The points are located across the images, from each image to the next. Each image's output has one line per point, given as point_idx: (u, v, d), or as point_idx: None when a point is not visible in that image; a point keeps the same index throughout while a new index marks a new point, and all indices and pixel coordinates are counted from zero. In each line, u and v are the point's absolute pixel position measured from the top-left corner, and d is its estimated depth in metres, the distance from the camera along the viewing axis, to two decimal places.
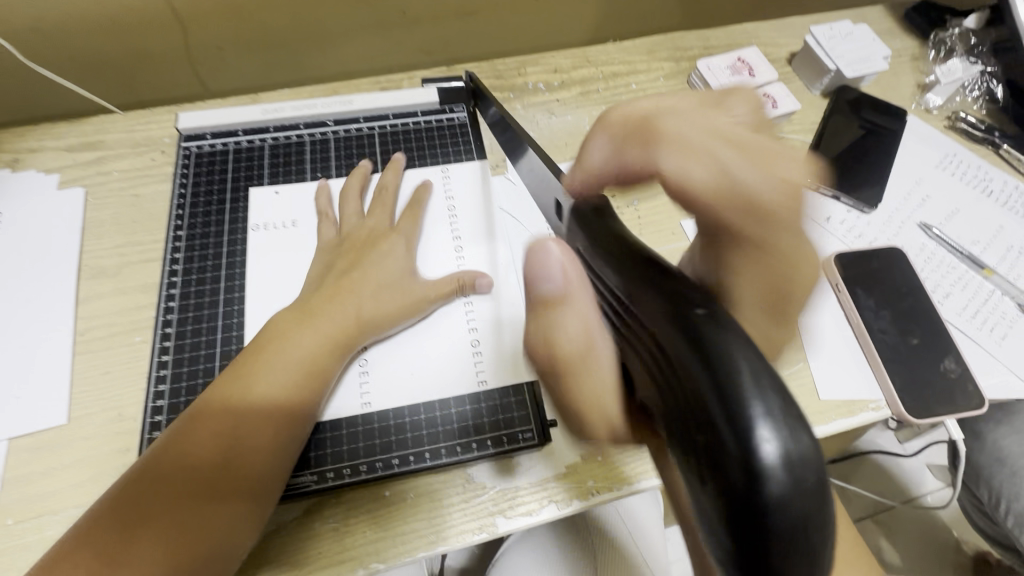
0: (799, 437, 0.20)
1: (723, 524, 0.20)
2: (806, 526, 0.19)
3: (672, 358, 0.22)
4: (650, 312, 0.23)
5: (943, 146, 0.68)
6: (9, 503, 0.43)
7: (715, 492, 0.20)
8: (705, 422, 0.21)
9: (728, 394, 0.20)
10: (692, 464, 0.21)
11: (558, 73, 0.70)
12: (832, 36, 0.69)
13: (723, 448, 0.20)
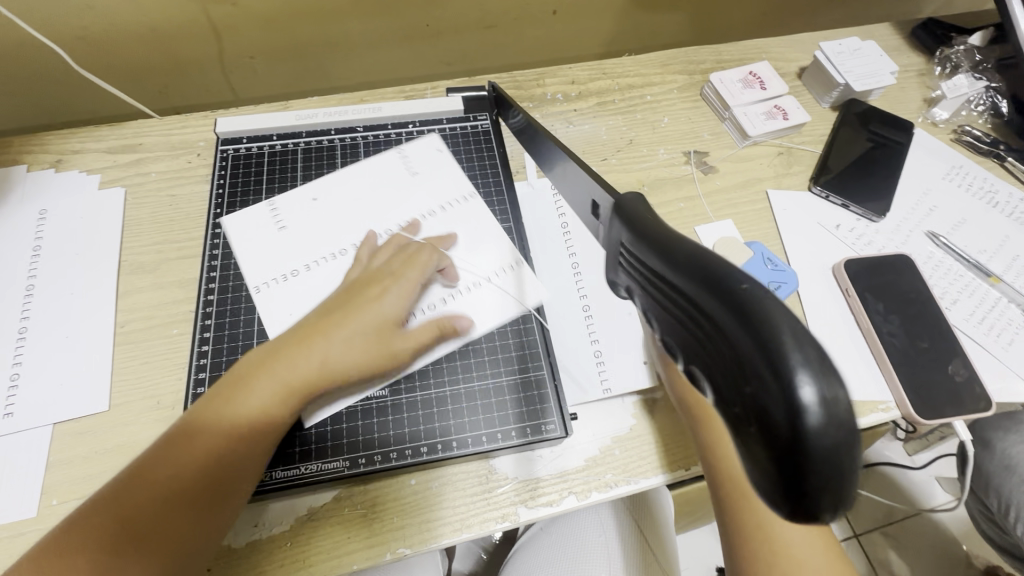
0: (839, 387, 0.16)
1: (769, 476, 0.17)
2: (843, 477, 0.17)
3: (698, 301, 0.19)
4: (668, 255, 0.21)
5: (949, 158, 0.70)
6: (55, 483, 0.45)
7: (757, 443, 0.17)
8: (743, 368, 0.17)
9: (768, 347, 0.16)
10: (734, 418, 0.18)
11: (575, 84, 0.72)
12: (841, 51, 0.72)
13: (764, 404, 0.16)
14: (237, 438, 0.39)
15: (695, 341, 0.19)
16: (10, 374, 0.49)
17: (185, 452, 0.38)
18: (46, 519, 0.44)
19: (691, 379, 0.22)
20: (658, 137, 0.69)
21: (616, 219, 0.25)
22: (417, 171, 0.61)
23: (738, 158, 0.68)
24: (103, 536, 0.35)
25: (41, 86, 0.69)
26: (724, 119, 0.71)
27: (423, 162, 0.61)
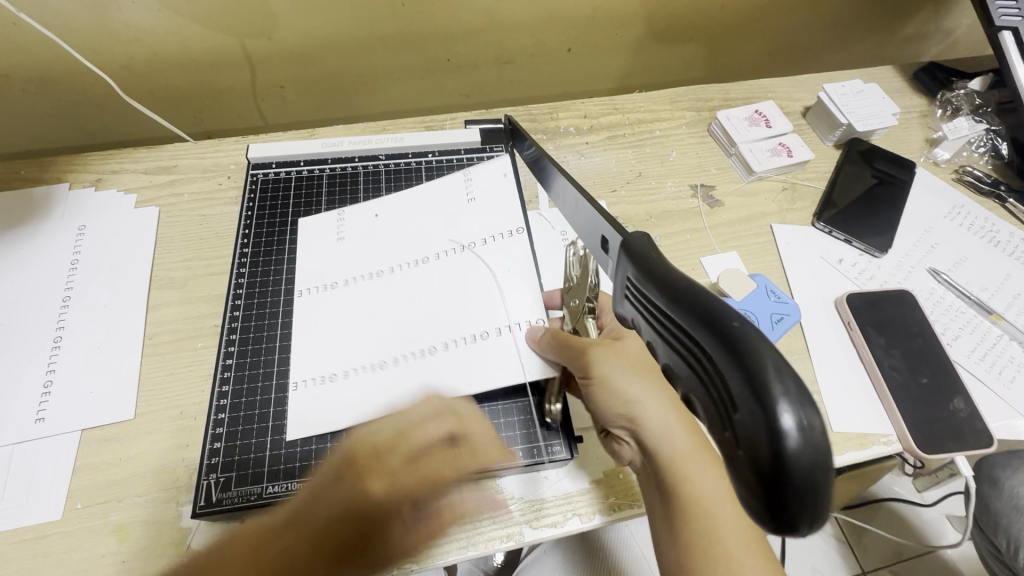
0: (814, 415, 0.18)
1: (752, 493, 0.19)
2: (820, 498, 0.18)
3: (689, 331, 0.21)
4: (667, 291, 0.23)
5: (951, 197, 0.72)
6: (81, 488, 0.47)
7: (744, 464, 0.19)
8: (733, 395, 0.19)
9: (753, 379, 0.19)
10: (723, 440, 0.20)
11: (587, 119, 0.76)
12: (844, 92, 0.74)
13: (750, 431, 0.18)
14: None
15: (694, 373, 0.21)
16: (43, 381, 0.51)
17: None
18: (69, 522, 0.46)
19: (685, 405, 0.24)
20: (666, 170, 0.72)
21: (621, 253, 0.28)
22: (474, 198, 0.59)
23: (743, 192, 0.71)
24: None
25: (85, 110, 0.74)
26: (730, 154, 0.74)
27: (484, 187, 0.60)
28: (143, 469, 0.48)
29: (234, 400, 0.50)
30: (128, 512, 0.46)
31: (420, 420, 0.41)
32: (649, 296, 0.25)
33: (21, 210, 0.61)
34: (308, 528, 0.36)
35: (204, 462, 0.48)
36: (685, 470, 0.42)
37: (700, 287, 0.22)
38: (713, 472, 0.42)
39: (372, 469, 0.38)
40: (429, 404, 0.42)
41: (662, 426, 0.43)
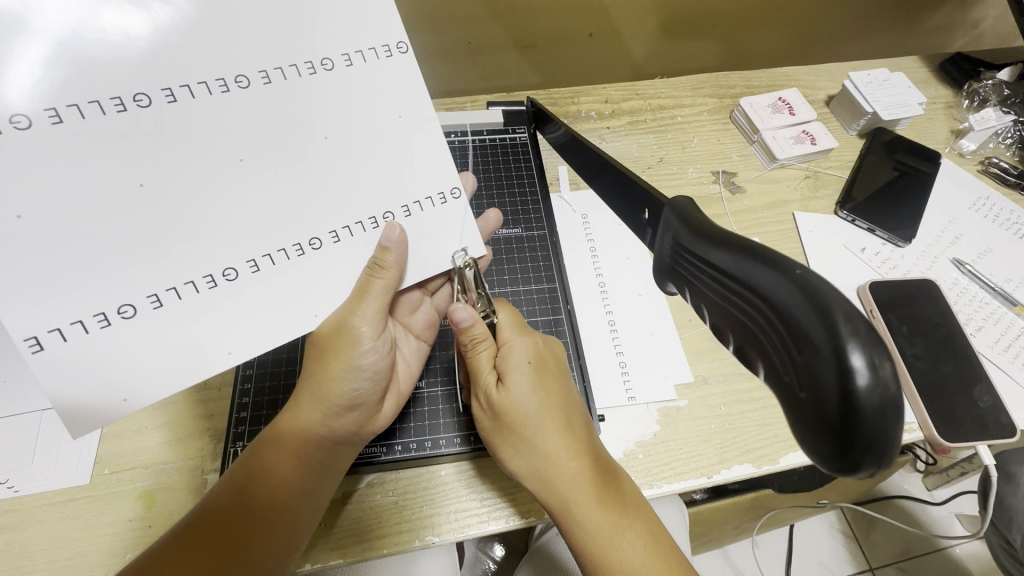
0: (886, 360, 0.19)
1: (817, 435, 0.20)
2: (891, 437, 0.19)
3: (751, 280, 0.22)
4: (726, 248, 0.23)
5: (976, 189, 0.71)
6: (107, 454, 0.48)
7: (809, 407, 0.20)
8: (800, 338, 0.20)
9: (827, 326, 0.19)
10: (786, 385, 0.21)
11: (608, 104, 0.75)
12: (870, 81, 0.74)
13: (818, 375, 0.19)
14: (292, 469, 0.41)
15: (759, 324, 0.22)
16: None
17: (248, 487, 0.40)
18: (97, 487, 0.46)
19: (742, 358, 0.25)
20: (687, 156, 0.72)
21: (673, 213, 0.29)
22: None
23: (766, 179, 0.70)
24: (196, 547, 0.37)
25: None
26: (753, 141, 0.73)
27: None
28: (167, 438, 0.49)
29: (261, 371, 0.51)
30: (154, 479, 0.47)
31: (366, 345, 0.42)
32: (705, 253, 0.25)
33: None
34: (314, 467, 0.42)
35: (231, 431, 0.48)
36: (559, 513, 0.41)
37: (763, 245, 0.22)
38: (622, 520, 0.40)
39: (344, 403, 0.43)
40: (362, 323, 0.40)
41: (525, 476, 0.43)
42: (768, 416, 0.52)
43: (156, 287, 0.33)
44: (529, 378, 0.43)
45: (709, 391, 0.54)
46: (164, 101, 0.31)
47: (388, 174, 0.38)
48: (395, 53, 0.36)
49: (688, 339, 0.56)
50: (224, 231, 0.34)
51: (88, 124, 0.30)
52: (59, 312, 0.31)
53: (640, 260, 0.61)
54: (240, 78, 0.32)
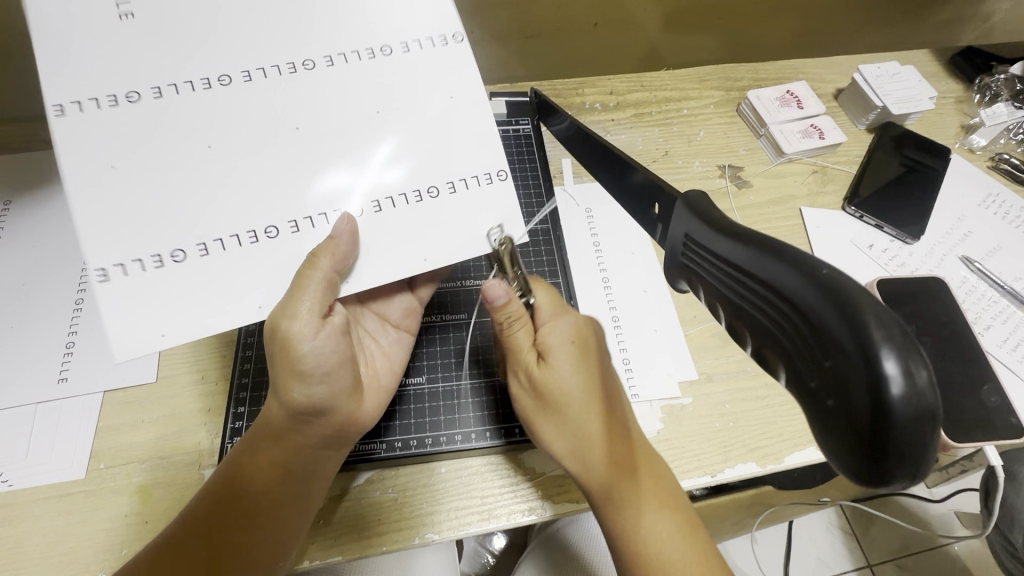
0: (920, 368, 0.18)
1: (843, 443, 0.19)
2: (926, 441, 0.18)
3: (775, 283, 0.21)
4: (750, 250, 0.23)
5: (986, 185, 0.70)
6: (102, 448, 0.47)
7: (837, 414, 0.19)
8: (827, 345, 0.19)
9: (857, 334, 0.18)
10: (813, 394, 0.20)
11: (613, 95, 0.74)
12: (880, 74, 0.72)
13: (848, 382, 0.18)
14: (270, 477, 0.40)
15: (786, 329, 0.21)
16: (65, 342, 0.51)
17: (226, 498, 0.40)
18: (92, 481, 0.46)
19: (761, 362, 0.24)
20: (692, 150, 0.70)
21: (684, 212, 0.28)
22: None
23: (772, 174, 0.69)
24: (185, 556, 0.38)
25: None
26: (760, 135, 0.72)
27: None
28: (162, 433, 0.48)
29: (258, 365, 0.50)
30: (150, 474, 0.46)
31: (307, 346, 0.37)
32: (726, 253, 0.24)
33: (39, 172, 0.60)
34: (293, 474, 0.41)
35: (228, 426, 0.48)
36: (597, 496, 0.42)
37: (788, 247, 0.22)
38: (657, 508, 0.41)
39: (304, 409, 0.39)
40: (296, 321, 0.36)
41: (566, 456, 0.42)
42: (773, 414, 0.52)
43: (204, 237, 0.36)
44: (574, 358, 0.43)
45: (713, 389, 0.53)
46: (241, 80, 0.36)
47: (432, 147, 0.39)
48: (450, 43, 0.39)
49: (693, 335, 0.56)
50: (278, 195, 0.37)
51: (177, 96, 0.36)
52: (130, 246, 0.35)
53: (645, 256, 0.60)
54: (307, 61, 0.37)
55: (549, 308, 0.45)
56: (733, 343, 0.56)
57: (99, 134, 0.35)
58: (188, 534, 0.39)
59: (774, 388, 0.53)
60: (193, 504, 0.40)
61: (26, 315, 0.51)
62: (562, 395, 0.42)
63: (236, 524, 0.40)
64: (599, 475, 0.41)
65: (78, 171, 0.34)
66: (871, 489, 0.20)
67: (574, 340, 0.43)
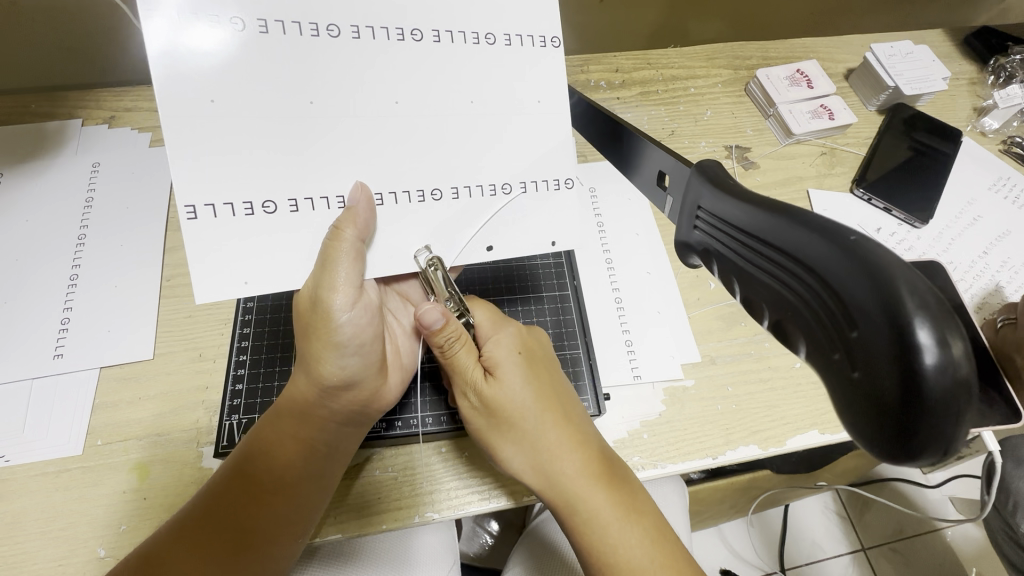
0: (954, 340, 0.18)
1: (867, 422, 0.19)
2: (956, 416, 0.18)
3: (799, 254, 0.21)
4: (771, 228, 0.22)
5: (997, 167, 0.69)
6: (100, 425, 0.47)
7: (859, 393, 0.19)
8: (854, 317, 0.19)
9: (890, 308, 0.18)
10: (834, 365, 0.20)
11: (619, 73, 0.72)
12: (892, 53, 0.70)
13: (877, 354, 0.18)
14: (292, 456, 0.40)
15: (812, 308, 0.21)
16: (60, 318, 0.50)
17: (244, 477, 0.39)
18: (90, 457, 0.45)
19: (778, 335, 0.24)
20: (699, 130, 0.69)
21: (700, 181, 0.28)
22: None
23: (780, 156, 0.68)
24: (194, 538, 0.37)
25: (105, 60, 0.67)
26: (768, 116, 0.70)
27: None
28: (159, 411, 0.48)
29: (256, 342, 0.50)
30: (148, 451, 0.46)
31: (344, 317, 0.38)
32: (746, 225, 0.24)
33: (33, 144, 0.58)
34: (318, 452, 0.41)
35: (226, 403, 0.48)
36: (562, 508, 0.41)
37: (815, 218, 0.21)
38: (626, 515, 0.40)
39: (335, 383, 0.40)
40: (335, 294, 0.37)
41: (526, 473, 0.42)
42: (776, 397, 0.51)
43: (254, 196, 0.35)
44: (522, 370, 0.43)
45: (716, 371, 0.52)
46: (350, 36, 0.34)
47: (519, 140, 0.38)
48: (549, 47, 0.38)
49: (696, 318, 0.55)
50: (364, 168, 0.36)
51: (285, 37, 0.33)
52: (222, 189, 0.34)
53: (649, 237, 0.59)
54: (417, 32, 0.35)
55: (488, 320, 0.45)
56: (736, 325, 0.55)
57: (202, 61, 0.32)
58: (202, 518, 0.38)
59: (778, 371, 0.53)
60: (213, 483, 0.39)
61: (20, 290, 0.51)
62: (510, 407, 0.41)
63: (254, 504, 0.39)
64: (559, 484, 0.41)
65: (171, 98, 0.32)
66: (900, 467, 0.19)
67: (518, 351, 0.44)
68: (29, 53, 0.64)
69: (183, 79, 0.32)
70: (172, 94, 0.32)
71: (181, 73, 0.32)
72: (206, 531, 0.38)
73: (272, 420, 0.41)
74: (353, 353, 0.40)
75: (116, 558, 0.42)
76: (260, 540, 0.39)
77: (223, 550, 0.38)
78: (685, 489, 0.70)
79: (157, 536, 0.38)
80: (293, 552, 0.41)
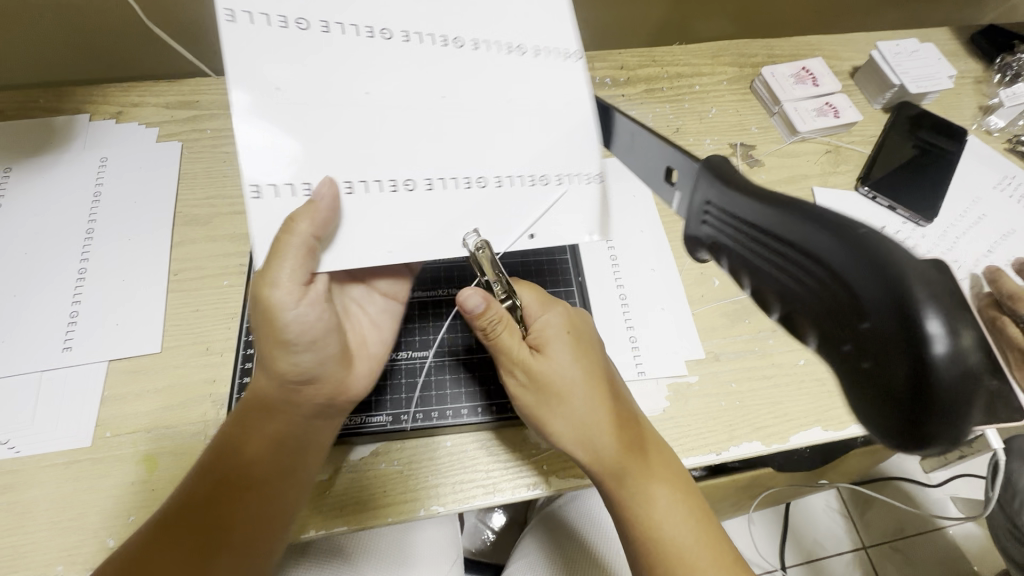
0: (964, 332, 0.18)
1: (878, 413, 0.19)
2: (968, 405, 0.18)
3: (807, 248, 0.21)
4: (777, 225, 0.22)
5: (1002, 166, 0.69)
6: (108, 417, 0.47)
7: (870, 384, 0.19)
8: (864, 309, 0.19)
9: (901, 300, 0.18)
10: (844, 356, 0.20)
11: (624, 70, 0.72)
12: (898, 51, 0.70)
13: (888, 346, 0.18)
14: (264, 452, 0.41)
15: (821, 300, 0.21)
16: (69, 311, 0.50)
17: (217, 471, 0.40)
18: (98, 449, 0.46)
19: (785, 326, 0.24)
20: (704, 127, 0.69)
21: (707, 177, 0.28)
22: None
23: (785, 153, 0.68)
24: (174, 535, 0.38)
25: (109, 55, 0.68)
26: (773, 113, 0.70)
27: None
28: (167, 403, 0.48)
29: None
30: (155, 443, 0.46)
31: (292, 314, 0.38)
32: (753, 220, 0.24)
33: (42, 138, 0.59)
34: (288, 445, 0.42)
35: (234, 396, 0.48)
36: (610, 484, 0.42)
37: (825, 214, 0.21)
38: (670, 494, 0.41)
39: (293, 378, 0.41)
40: (275, 289, 0.36)
41: (574, 449, 0.42)
42: (779, 394, 0.52)
43: (309, 179, 0.35)
44: (571, 349, 0.43)
45: (719, 368, 0.53)
46: (400, 40, 0.37)
47: (555, 134, 0.38)
48: (574, 58, 0.39)
49: (701, 314, 0.55)
50: (410, 155, 0.36)
51: (344, 37, 0.36)
52: (280, 172, 0.35)
53: (654, 234, 0.59)
54: (459, 39, 0.37)
55: (538, 298, 0.45)
56: (740, 322, 0.55)
57: (269, 56, 0.34)
58: (178, 515, 0.38)
59: (781, 368, 0.53)
60: (191, 478, 0.40)
61: (29, 283, 0.51)
62: (564, 386, 0.41)
63: (227, 499, 0.40)
64: (609, 462, 0.41)
65: (241, 87, 0.34)
66: (907, 454, 0.20)
67: (568, 330, 0.43)
68: (35, 48, 0.64)
69: (253, 71, 0.34)
70: (243, 84, 0.34)
71: (252, 66, 0.34)
72: (182, 529, 0.38)
73: (241, 416, 0.41)
74: (305, 349, 0.40)
75: None
76: (235, 536, 0.39)
77: (197, 548, 0.38)
78: (687, 486, 0.70)
79: (140, 533, 0.38)
80: (276, 548, 0.42)
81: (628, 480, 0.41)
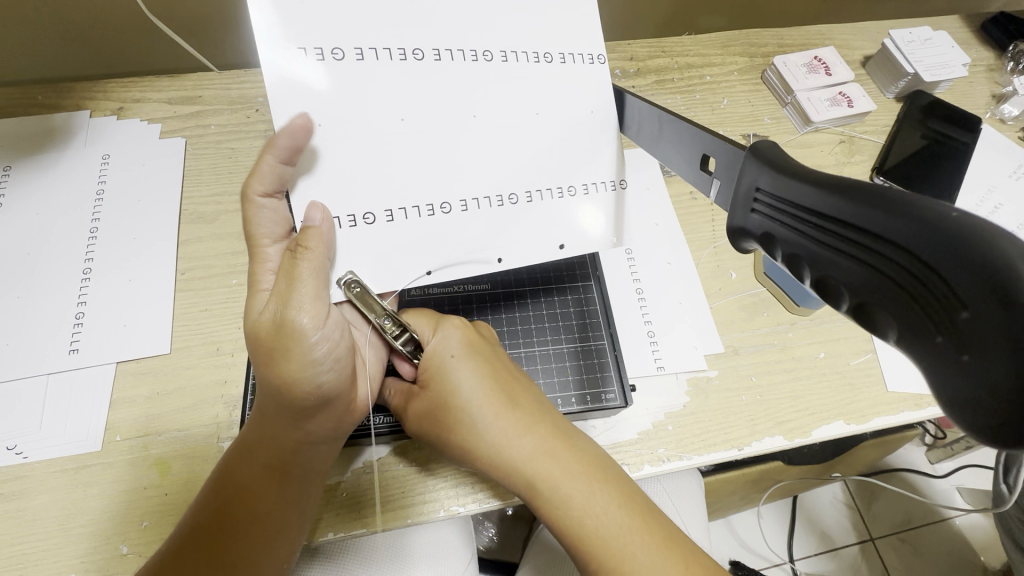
0: None
1: (973, 406, 0.19)
2: None
3: (885, 236, 0.21)
4: (861, 218, 0.22)
5: (1017, 154, 0.68)
6: (120, 421, 0.46)
7: (964, 378, 0.19)
8: (960, 297, 0.19)
9: (1002, 283, 0.18)
10: (935, 348, 0.19)
11: (634, 61, 0.71)
12: (911, 40, 0.69)
13: (988, 334, 0.18)
14: (271, 479, 0.38)
15: (906, 291, 0.20)
16: (75, 313, 0.49)
17: (224, 500, 0.38)
18: (110, 453, 0.45)
19: (859, 319, 0.23)
20: (716, 118, 0.68)
21: (758, 164, 0.27)
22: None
23: (797, 144, 0.68)
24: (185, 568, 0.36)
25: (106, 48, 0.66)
26: (786, 104, 0.69)
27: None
28: (181, 405, 0.47)
29: None
30: (168, 447, 0.45)
31: (317, 337, 0.36)
32: (826, 209, 0.23)
33: (43, 137, 0.57)
34: (294, 475, 0.39)
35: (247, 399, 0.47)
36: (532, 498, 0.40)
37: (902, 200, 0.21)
38: (602, 498, 0.38)
39: (309, 402, 0.37)
40: (301, 312, 0.35)
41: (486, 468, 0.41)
42: (800, 388, 0.51)
43: (354, 207, 0.35)
44: (461, 364, 0.41)
45: (740, 362, 0.52)
46: (432, 59, 0.36)
47: (579, 147, 0.40)
48: (595, 64, 0.39)
49: (718, 308, 0.54)
50: (446, 178, 0.37)
51: (379, 61, 0.35)
52: (330, 203, 0.35)
53: (668, 227, 0.58)
54: (487, 53, 0.37)
55: (429, 318, 0.44)
56: (759, 315, 0.54)
57: (307, 86, 0.33)
58: (189, 547, 0.36)
59: (801, 362, 0.52)
60: (197, 507, 0.38)
61: (34, 286, 0.50)
62: (457, 406, 0.41)
63: (237, 534, 0.37)
64: (524, 476, 0.39)
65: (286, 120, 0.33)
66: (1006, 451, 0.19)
67: (462, 343, 0.42)
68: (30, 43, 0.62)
69: (295, 103, 0.33)
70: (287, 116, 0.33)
71: (291, 96, 0.33)
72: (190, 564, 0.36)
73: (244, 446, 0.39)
74: (325, 371, 0.37)
75: (139, 555, 0.42)
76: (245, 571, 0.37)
77: None
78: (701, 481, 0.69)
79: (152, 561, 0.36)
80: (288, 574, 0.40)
81: (547, 491, 0.39)
